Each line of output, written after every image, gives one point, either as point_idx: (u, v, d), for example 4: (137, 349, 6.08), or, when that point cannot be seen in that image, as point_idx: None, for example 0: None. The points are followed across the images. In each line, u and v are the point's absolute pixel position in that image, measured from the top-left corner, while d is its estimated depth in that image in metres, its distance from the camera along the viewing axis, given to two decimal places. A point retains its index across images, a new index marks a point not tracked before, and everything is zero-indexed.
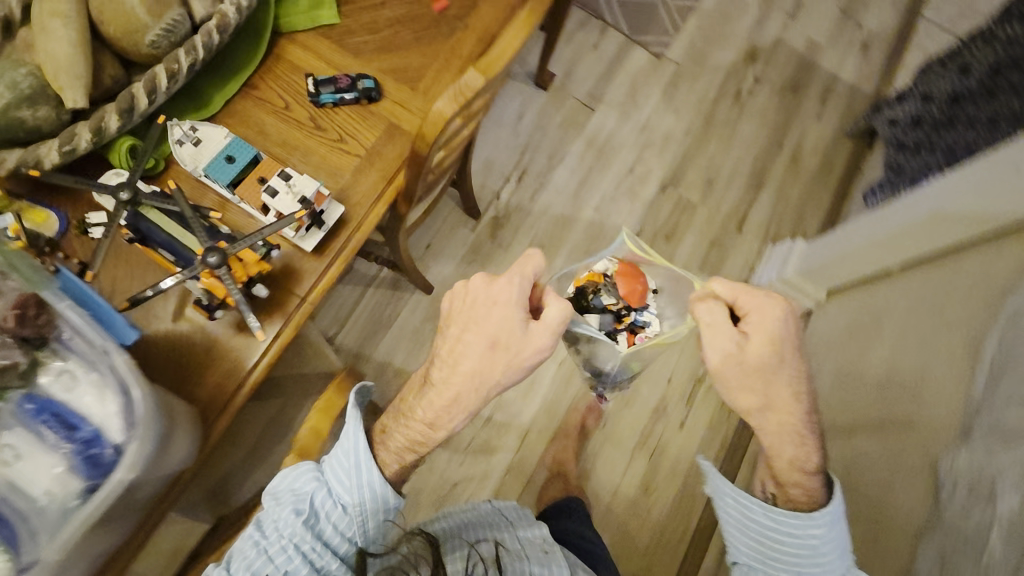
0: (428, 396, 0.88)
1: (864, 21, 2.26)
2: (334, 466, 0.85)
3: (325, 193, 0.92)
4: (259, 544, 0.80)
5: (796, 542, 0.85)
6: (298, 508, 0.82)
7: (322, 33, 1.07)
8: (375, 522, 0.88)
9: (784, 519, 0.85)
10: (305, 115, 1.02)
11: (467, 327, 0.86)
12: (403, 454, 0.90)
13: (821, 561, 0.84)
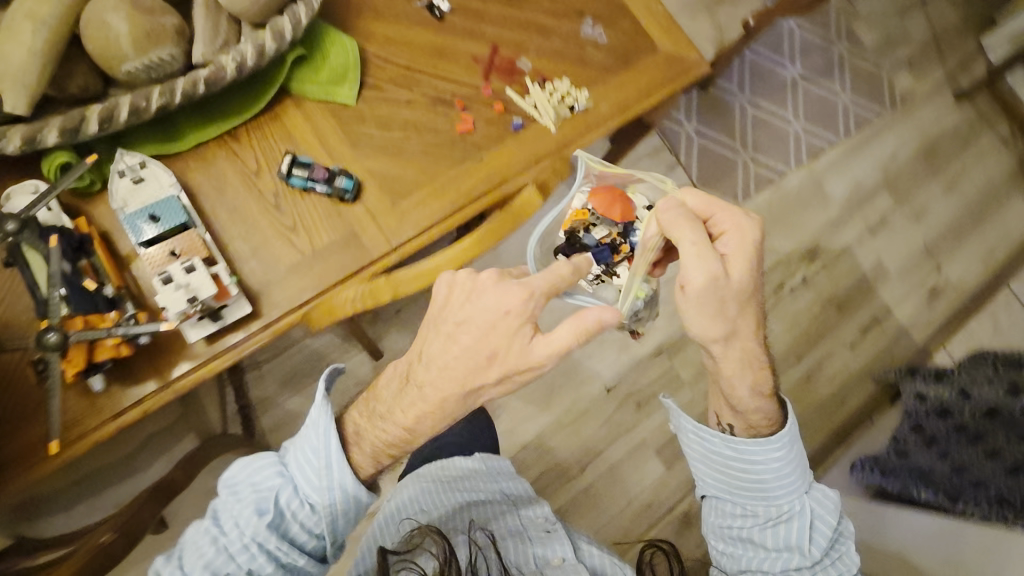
0: (411, 392, 0.83)
1: (944, 265, 2.07)
2: (302, 464, 0.85)
3: (231, 288, 0.82)
4: (215, 537, 0.84)
5: (766, 471, 0.89)
6: (260, 509, 0.84)
7: (331, 110, 0.99)
8: (343, 521, 0.88)
9: (750, 448, 0.88)
10: (271, 190, 0.94)
11: (460, 325, 0.78)
12: (378, 452, 0.87)
13: (788, 482, 0.90)
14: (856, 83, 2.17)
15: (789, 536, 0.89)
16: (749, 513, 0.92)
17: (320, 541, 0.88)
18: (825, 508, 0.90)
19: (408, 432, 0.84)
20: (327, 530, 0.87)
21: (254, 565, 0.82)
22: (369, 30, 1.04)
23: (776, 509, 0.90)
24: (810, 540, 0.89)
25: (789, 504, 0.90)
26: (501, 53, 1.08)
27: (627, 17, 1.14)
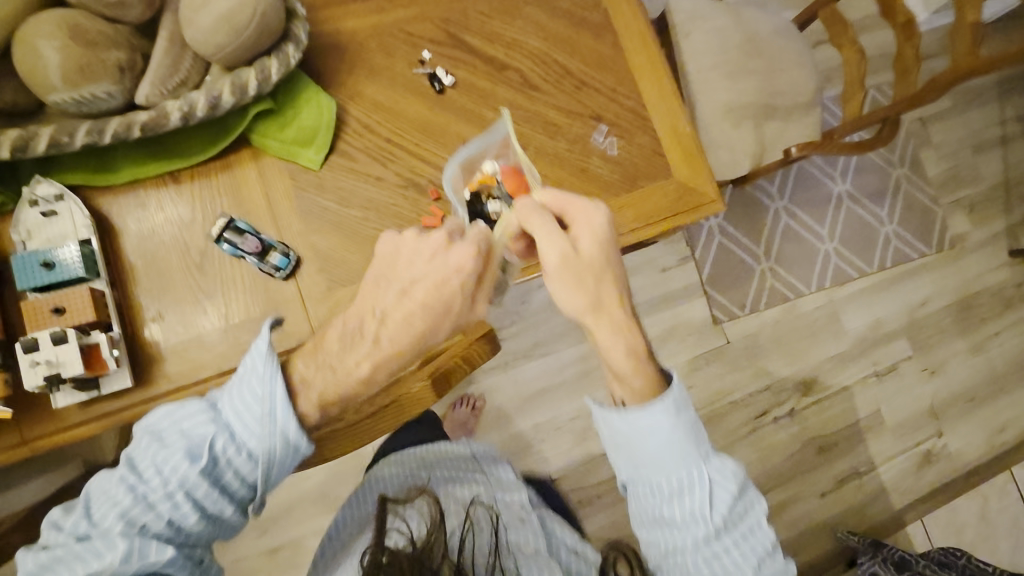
0: (356, 348, 0.72)
1: (946, 432, 1.92)
2: (237, 404, 0.68)
3: (109, 362, 0.75)
4: (128, 486, 0.67)
5: (650, 447, 0.73)
6: (192, 452, 0.67)
7: (290, 171, 0.89)
8: (284, 471, 0.72)
9: (633, 425, 0.72)
10: (201, 249, 0.85)
11: (402, 284, 0.73)
12: (319, 401, 0.71)
13: (691, 452, 0.73)
14: (905, 214, 1.98)
15: (694, 508, 0.73)
16: (659, 499, 0.75)
17: (253, 491, 0.71)
18: (723, 475, 0.74)
19: (352, 393, 0.72)
20: (265, 481, 0.71)
21: (180, 515, 0.67)
22: (357, 90, 0.94)
23: (677, 481, 0.73)
24: (720, 517, 0.73)
25: (690, 474, 0.73)
26: None
27: (648, 133, 1.02)
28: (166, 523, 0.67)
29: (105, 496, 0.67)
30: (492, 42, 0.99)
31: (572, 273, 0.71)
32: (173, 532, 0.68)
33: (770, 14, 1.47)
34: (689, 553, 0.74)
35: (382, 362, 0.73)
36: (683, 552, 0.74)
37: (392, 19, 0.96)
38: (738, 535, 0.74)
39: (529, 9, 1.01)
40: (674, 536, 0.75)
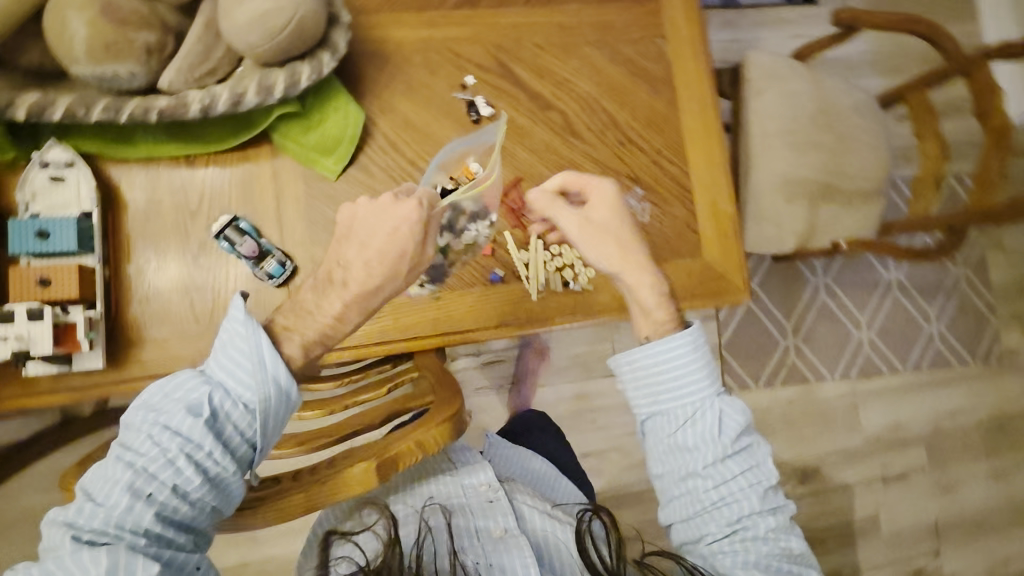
0: (325, 292, 0.69)
1: (944, 554, 1.80)
2: (224, 358, 0.64)
3: (83, 343, 0.74)
4: (127, 462, 0.60)
5: (666, 373, 0.75)
6: (188, 408, 0.62)
7: (304, 177, 0.87)
8: (284, 422, 0.67)
9: (653, 350, 0.75)
10: (200, 239, 0.84)
11: (354, 243, 0.70)
12: (303, 344, 0.68)
13: (704, 380, 0.76)
14: (955, 318, 1.84)
15: (707, 432, 0.74)
16: (666, 426, 0.76)
17: (254, 451, 0.66)
18: (734, 407, 0.76)
19: (329, 334, 0.69)
20: (268, 434, 0.66)
21: (184, 479, 0.60)
22: (390, 104, 0.90)
23: (688, 407, 0.75)
24: (731, 440, 0.74)
25: (699, 402, 0.75)
26: (521, 188, 0.92)
27: (684, 204, 0.95)
28: (172, 490, 0.60)
29: (102, 480, 0.60)
30: (541, 77, 0.93)
31: (581, 228, 0.80)
32: (180, 501, 0.61)
33: (854, 86, 1.36)
34: (698, 476, 0.74)
35: (355, 305, 0.70)
36: (693, 478, 0.74)
37: (442, 35, 0.92)
38: (745, 462, 0.75)
39: (587, 50, 0.95)
40: (685, 460, 0.75)
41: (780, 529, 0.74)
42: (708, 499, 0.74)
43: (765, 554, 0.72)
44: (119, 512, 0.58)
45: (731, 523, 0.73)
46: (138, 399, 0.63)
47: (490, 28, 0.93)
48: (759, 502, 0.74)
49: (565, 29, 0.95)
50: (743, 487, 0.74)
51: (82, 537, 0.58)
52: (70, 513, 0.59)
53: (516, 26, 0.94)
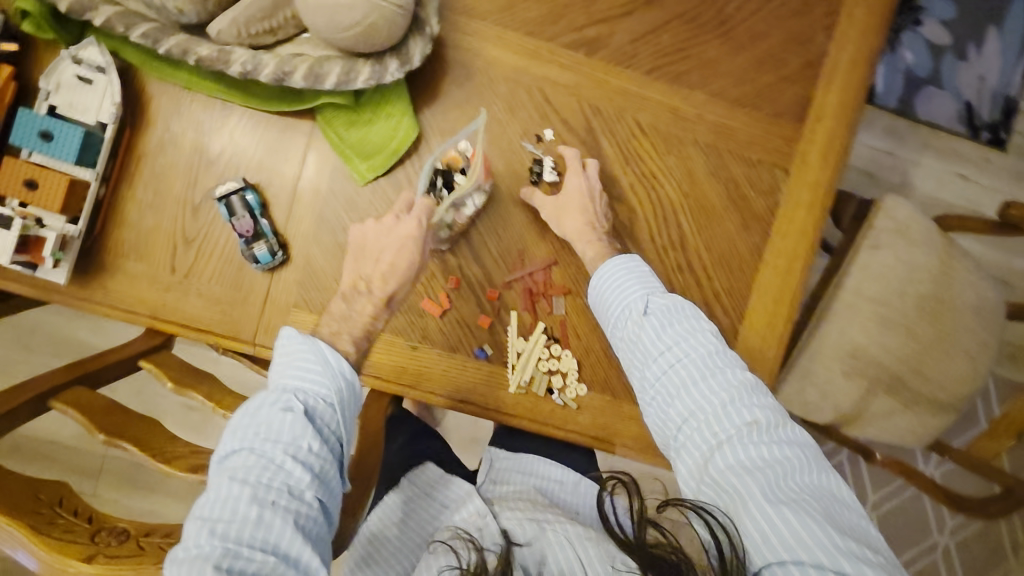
0: (349, 302, 0.69)
1: None
2: (294, 362, 0.61)
3: (49, 259, 0.72)
4: (239, 479, 0.54)
5: (604, 283, 0.75)
6: (281, 411, 0.58)
7: (332, 170, 0.79)
8: (358, 418, 0.65)
9: (597, 270, 0.75)
10: (207, 190, 0.78)
11: (371, 259, 0.71)
12: (354, 341, 0.68)
13: (646, 279, 0.75)
14: (973, 543, 1.65)
15: (653, 334, 0.71)
16: (616, 326, 0.74)
17: (343, 445, 0.62)
18: (670, 302, 0.73)
19: (372, 330, 0.69)
20: (352, 425, 0.63)
21: (296, 477, 0.56)
22: (453, 127, 0.79)
23: (627, 308, 0.73)
24: (669, 323, 0.72)
25: (638, 301, 0.73)
26: (551, 272, 0.81)
27: None
28: (290, 493, 0.55)
29: (214, 505, 0.53)
30: (626, 162, 0.80)
31: (556, 212, 0.77)
32: (299, 503, 0.55)
33: (988, 280, 1.15)
34: (649, 362, 0.71)
35: (386, 305, 0.69)
36: (645, 372, 0.71)
37: (541, 72, 0.79)
38: (691, 342, 0.70)
39: (694, 151, 0.81)
40: (634, 356, 0.72)
41: (743, 392, 0.67)
42: (656, 391, 0.70)
43: (736, 430, 0.65)
44: (250, 527, 0.52)
45: (688, 408, 0.68)
46: (228, 424, 0.58)
47: (596, 85, 0.80)
48: (706, 371, 0.69)
49: (679, 118, 0.80)
50: (696, 373, 0.69)
51: (221, 566, 0.50)
52: (190, 545, 0.51)
53: (626, 94, 0.80)
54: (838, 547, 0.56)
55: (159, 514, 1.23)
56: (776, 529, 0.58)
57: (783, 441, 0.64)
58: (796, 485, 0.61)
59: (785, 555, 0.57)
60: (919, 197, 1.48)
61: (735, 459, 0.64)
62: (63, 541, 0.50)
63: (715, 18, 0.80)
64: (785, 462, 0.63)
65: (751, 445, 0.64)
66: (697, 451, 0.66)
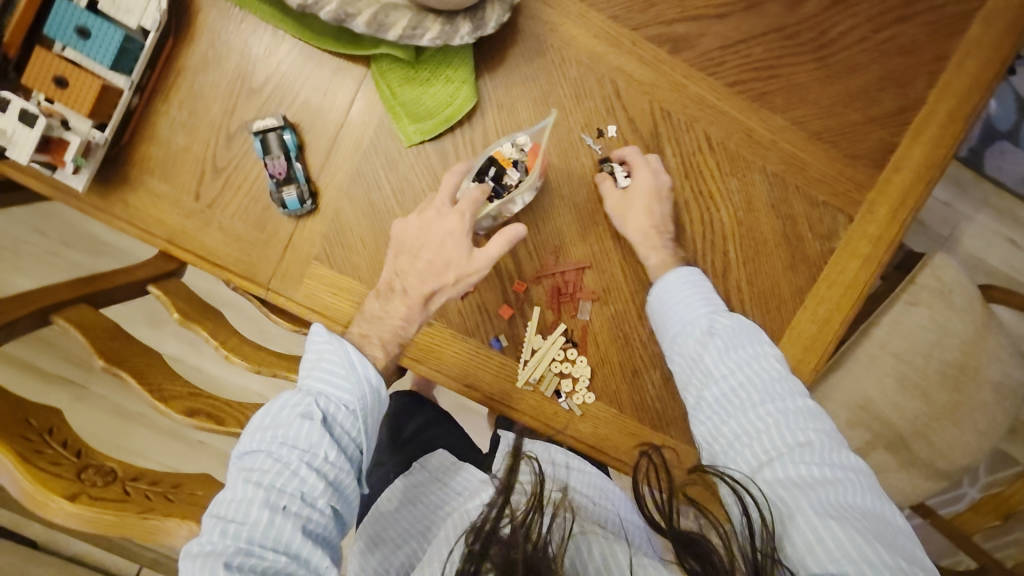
0: (385, 301, 0.68)
1: None
2: (319, 367, 0.61)
3: (70, 163, 0.68)
4: (253, 480, 0.55)
5: (668, 295, 0.71)
6: (301, 416, 0.58)
7: (378, 123, 0.74)
8: (378, 425, 0.65)
9: (661, 278, 0.72)
10: (244, 121, 0.74)
11: (408, 254, 0.68)
12: (382, 344, 0.68)
13: (712, 297, 0.73)
14: None
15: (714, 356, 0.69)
16: (674, 345, 0.72)
17: (361, 453, 0.62)
18: (736, 325, 0.71)
19: (402, 332, 0.68)
20: (372, 435, 0.63)
21: (308, 485, 0.56)
22: (513, 104, 0.74)
23: (691, 327, 0.70)
24: (731, 345, 0.70)
25: (702, 321, 0.71)
26: (583, 275, 0.78)
27: None
28: (302, 500, 0.56)
29: (228, 504, 0.54)
30: (686, 177, 0.76)
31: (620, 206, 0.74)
32: (311, 510, 0.56)
33: (1016, 358, 1.11)
34: (706, 385, 0.69)
35: (421, 305, 0.68)
36: (702, 392, 0.69)
37: (617, 62, 0.74)
38: (750, 367, 0.69)
39: (759, 178, 0.76)
40: (691, 376, 0.70)
41: (799, 415, 0.66)
42: (712, 411, 0.69)
43: (787, 449, 0.64)
44: (261, 528, 0.53)
45: (743, 428, 0.67)
46: (251, 421, 0.59)
47: (673, 88, 0.74)
48: (765, 398, 0.67)
49: (751, 140, 0.75)
50: (754, 394, 0.67)
51: (232, 562, 0.51)
52: (204, 540, 0.52)
53: (702, 103, 0.75)
54: (888, 565, 0.56)
55: (148, 419, 1.23)
56: (823, 540, 0.58)
57: (837, 465, 0.63)
58: (847, 504, 0.61)
59: (830, 568, 0.57)
60: (963, 255, 1.42)
61: (785, 474, 0.63)
62: (49, 472, 0.48)
63: (815, 40, 0.74)
64: (837, 482, 0.62)
65: (805, 463, 0.63)
66: (749, 464, 0.66)
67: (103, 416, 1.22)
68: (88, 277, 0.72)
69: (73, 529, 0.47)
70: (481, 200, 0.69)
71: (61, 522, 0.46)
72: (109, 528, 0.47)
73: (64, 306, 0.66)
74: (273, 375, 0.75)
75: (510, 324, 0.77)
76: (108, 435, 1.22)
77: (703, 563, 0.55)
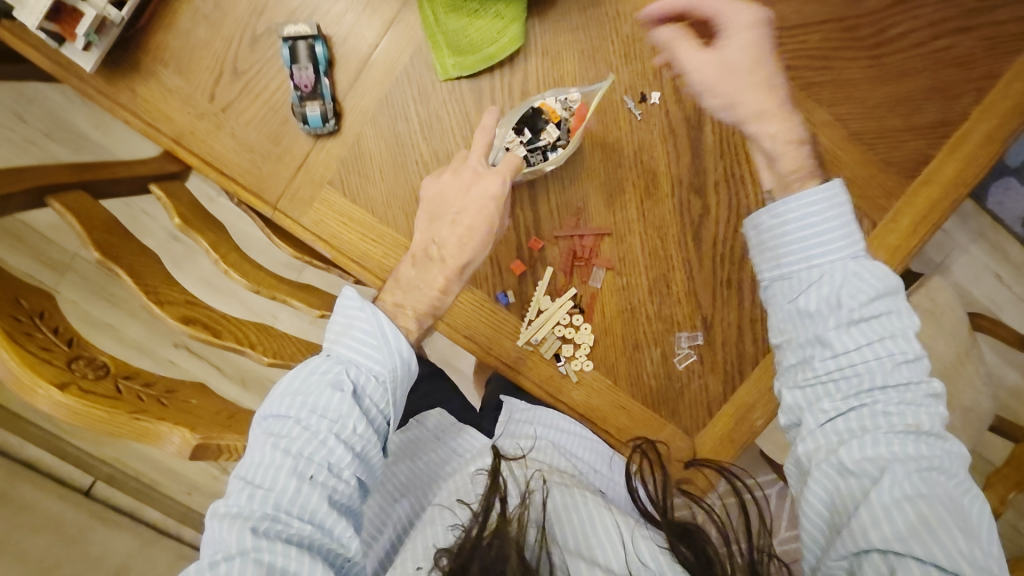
0: (422, 268, 0.64)
1: None
2: (349, 337, 0.58)
3: (80, 39, 0.63)
4: (281, 447, 0.53)
5: (797, 230, 0.62)
6: (332, 384, 0.56)
7: (415, 48, 0.70)
8: (406, 398, 0.62)
9: (781, 207, 0.63)
10: (273, 24, 0.70)
11: (446, 220, 0.65)
12: (416, 318, 0.64)
13: (850, 249, 0.61)
14: None
15: (849, 307, 0.58)
16: (785, 293, 0.63)
17: (388, 425, 0.60)
18: (870, 272, 0.59)
19: (438, 307, 0.65)
20: (398, 407, 0.60)
21: (336, 456, 0.54)
22: (559, 53, 0.72)
23: (816, 269, 0.61)
24: (863, 307, 0.58)
25: (830, 263, 0.61)
26: (601, 242, 0.76)
27: (726, 384, 0.78)
28: (329, 470, 0.54)
29: (256, 468, 0.53)
30: (720, 157, 0.74)
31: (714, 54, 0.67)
32: (339, 481, 0.54)
33: (989, 389, 1.13)
34: (815, 346, 0.59)
35: (458, 277, 0.64)
36: (813, 359, 0.59)
37: None
38: (881, 330, 0.58)
39: None
40: (801, 334, 0.61)
41: (918, 395, 0.56)
42: (818, 376, 0.59)
43: (892, 425, 0.56)
44: (288, 497, 0.51)
45: (847, 401, 0.57)
46: (277, 386, 0.56)
47: None
48: (897, 377, 0.57)
49: None
50: (875, 361, 0.57)
51: (258, 528, 0.50)
52: (231, 502, 0.52)
53: None
54: (962, 554, 0.50)
55: (116, 331, 1.19)
56: (894, 520, 0.52)
57: (938, 443, 0.55)
58: (937, 484, 0.53)
59: (894, 546, 0.51)
60: (952, 283, 1.44)
61: (886, 451, 0.55)
62: (38, 358, 0.45)
63: (873, 36, 0.73)
64: (934, 461, 0.54)
65: (902, 438, 0.55)
66: (842, 478, 0.56)
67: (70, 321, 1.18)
68: (85, 164, 0.68)
69: (59, 419, 0.45)
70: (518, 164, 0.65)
71: (47, 410, 0.44)
72: (98, 423, 0.45)
73: (62, 189, 0.62)
74: (271, 298, 0.71)
75: (521, 279, 0.76)
76: None
77: (695, 551, 0.56)
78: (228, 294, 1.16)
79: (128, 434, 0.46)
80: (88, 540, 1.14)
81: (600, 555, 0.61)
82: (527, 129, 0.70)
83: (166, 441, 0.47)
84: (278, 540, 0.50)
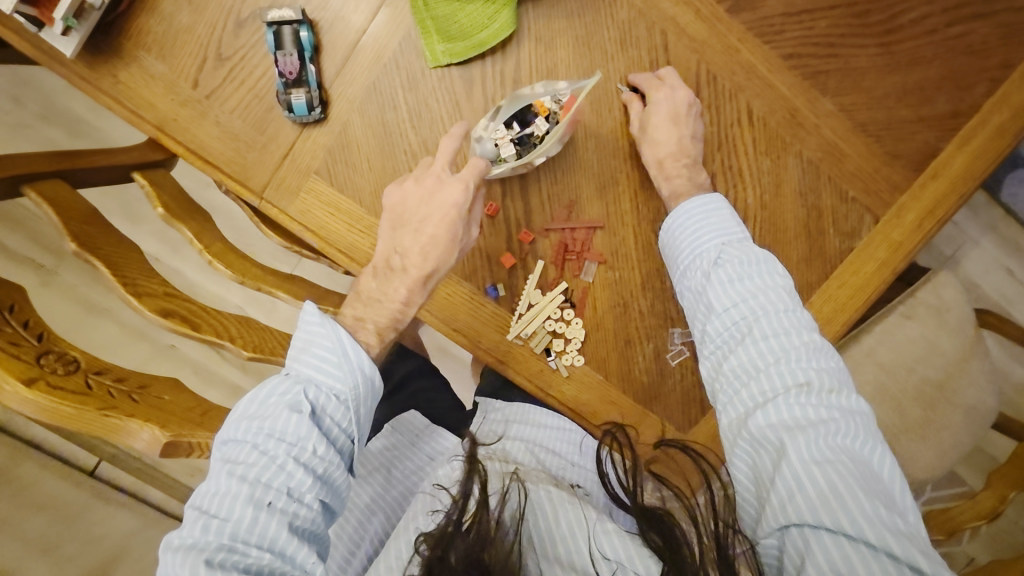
0: (385, 277, 0.64)
1: None
2: (307, 356, 0.59)
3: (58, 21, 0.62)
4: (237, 474, 0.54)
5: (681, 224, 0.67)
6: (289, 406, 0.56)
7: (407, 34, 0.68)
8: (372, 414, 0.63)
9: (673, 208, 0.68)
10: (258, 8, 0.68)
11: (409, 228, 0.64)
12: (377, 332, 0.65)
13: (728, 222, 0.67)
14: None
15: (728, 287, 0.64)
16: (682, 278, 0.68)
17: (352, 444, 0.60)
18: (747, 256, 0.64)
19: (400, 318, 0.65)
20: (363, 424, 0.61)
21: (295, 479, 0.55)
22: (552, 40, 0.69)
23: (702, 254, 0.66)
24: (733, 284, 0.64)
25: (711, 249, 0.66)
26: (593, 235, 0.74)
27: None
28: (288, 494, 0.54)
29: (211, 498, 0.53)
30: (717, 149, 0.72)
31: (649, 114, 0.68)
32: (299, 506, 0.55)
33: (994, 387, 1.10)
34: (704, 317, 0.65)
35: (421, 286, 0.64)
36: (706, 326, 0.65)
37: (671, 12, 0.69)
38: (756, 300, 0.62)
39: (793, 163, 0.72)
40: (696, 308, 0.66)
41: (801, 352, 0.59)
42: (714, 345, 0.64)
43: (784, 388, 0.58)
44: (245, 526, 0.52)
45: (746, 367, 0.61)
46: (234, 409, 0.57)
47: (724, 51, 0.70)
48: (775, 345, 0.60)
49: (794, 121, 0.71)
50: (749, 314, 0.62)
51: (213, 560, 0.50)
52: (185, 534, 0.52)
53: (751, 73, 0.71)
54: (869, 516, 0.51)
55: (114, 315, 1.19)
56: (803, 487, 0.53)
57: (837, 405, 0.57)
58: (840, 447, 0.55)
59: (807, 518, 0.52)
60: (961, 277, 1.40)
61: (785, 419, 0.57)
62: (7, 354, 0.45)
63: (883, 23, 0.70)
64: (833, 424, 0.56)
65: (799, 404, 0.57)
66: (765, 459, 0.57)
67: (68, 305, 1.18)
68: (65, 152, 0.67)
69: (28, 415, 0.45)
70: (484, 166, 0.63)
71: (14, 406, 0.44)
72: (67, 419, 0.45)
73: (39, 178, 0.62)
74: (256, 289, 0.70)
75: (511, 274, 0.74)
76: (70, 322, 1.17)
77: (664, 535, 0.55)
78: (224, 284, 1.16)
79: (97, 430, 0.47)
80: (88, 519, 1.16)
81: (566, 551, 0.59)
82: (517, 122, 0.68)
83: (135, 438, 0.47)
84: (234, 570, 0.50)
